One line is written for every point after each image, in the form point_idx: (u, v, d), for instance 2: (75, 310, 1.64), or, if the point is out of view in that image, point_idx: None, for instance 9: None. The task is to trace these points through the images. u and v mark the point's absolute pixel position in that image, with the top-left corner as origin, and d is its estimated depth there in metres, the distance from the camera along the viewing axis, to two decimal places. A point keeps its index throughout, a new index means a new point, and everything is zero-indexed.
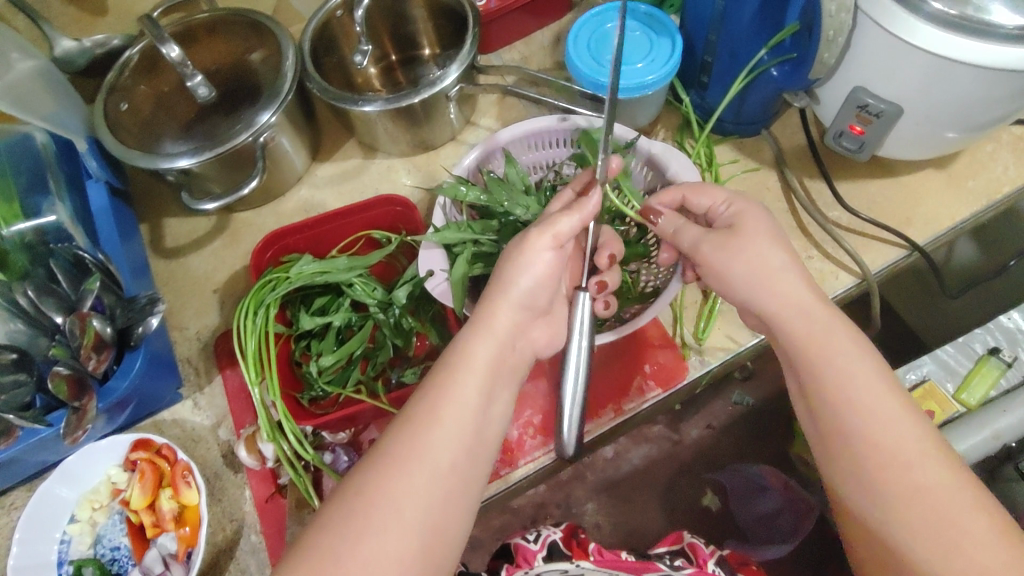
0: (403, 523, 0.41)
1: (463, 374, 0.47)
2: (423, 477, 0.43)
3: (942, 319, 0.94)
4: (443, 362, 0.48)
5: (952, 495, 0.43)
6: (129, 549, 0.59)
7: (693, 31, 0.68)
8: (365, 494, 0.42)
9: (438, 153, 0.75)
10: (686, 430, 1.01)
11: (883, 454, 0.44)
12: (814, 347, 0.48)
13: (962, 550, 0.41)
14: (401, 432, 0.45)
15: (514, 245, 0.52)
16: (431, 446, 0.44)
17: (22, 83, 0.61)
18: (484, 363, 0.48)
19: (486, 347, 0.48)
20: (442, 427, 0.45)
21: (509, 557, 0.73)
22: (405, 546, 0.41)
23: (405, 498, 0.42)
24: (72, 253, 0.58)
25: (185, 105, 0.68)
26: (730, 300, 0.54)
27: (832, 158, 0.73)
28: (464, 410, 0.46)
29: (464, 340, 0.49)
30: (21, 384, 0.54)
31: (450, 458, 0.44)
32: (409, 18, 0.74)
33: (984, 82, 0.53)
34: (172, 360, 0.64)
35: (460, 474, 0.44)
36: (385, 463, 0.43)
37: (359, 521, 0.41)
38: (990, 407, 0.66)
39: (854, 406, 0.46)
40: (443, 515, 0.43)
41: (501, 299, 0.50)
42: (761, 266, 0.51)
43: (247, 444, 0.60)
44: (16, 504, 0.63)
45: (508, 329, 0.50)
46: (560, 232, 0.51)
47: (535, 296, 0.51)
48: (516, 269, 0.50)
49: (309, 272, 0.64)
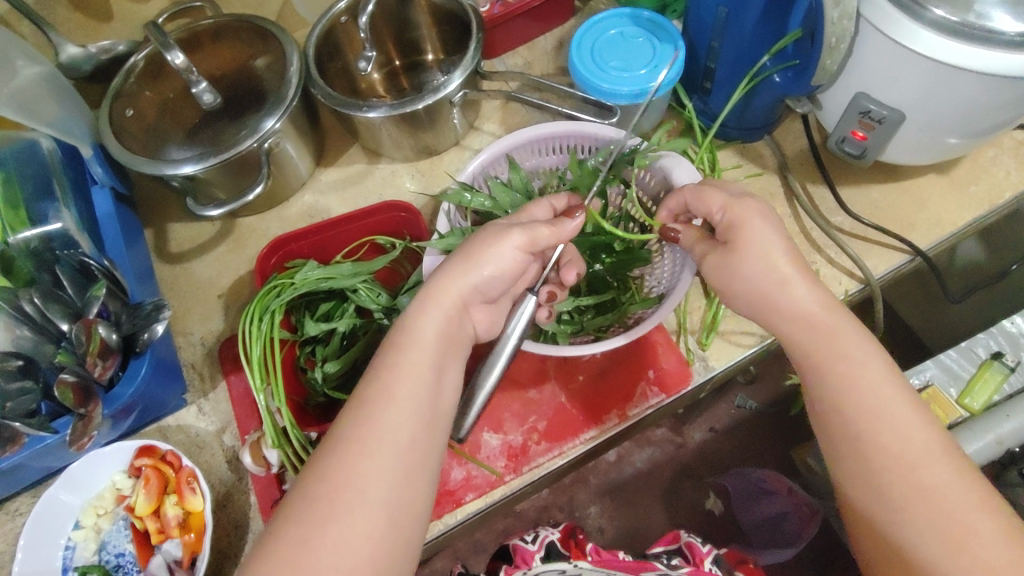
0: (366, 505, 0.42)
1: (412, 352, 0.47)
2: (384, 454, 0.43)
3: (943, 324, 0.95)
4: (392, 339, 0.48)
5: (960, 496, 0.43)
6: (133, 555, 0.59)
7: (695, 37, 0.69)
8: (328, 480, 0.42)
9: (441, 159, 0.75)
10: (689, 433, 1.01)
11: (887, 454, 0.45)
12: (820, 352, 0.48)
13: (965, 549, 0.41)
14: (357, 414, 0.45)
15: (486, 234, 0.51)
16: (387, 429, 0.44)
17: (26, 90, 0.60)
18: (434, 338, 0.48)
19: (434, 321, 0.48)
20: (398, 404, 0.45)
21: (508, 559, 0.73)
22: (373, 526, 0.41)
23: (368, 476, 0.42)
24: (78, 260, 0.59)
25: (192, 110, 0.70)
26: (737, 309, 0.54)
27: (835, 163, 0.73)
28: (418, 385, 0.46)
29: (411, 316, 0.49)
30: (27, 391, 0.53)
31: (408, 435, 0.44)
32: (413, 24, 0.74)
33: (988, 89, 0.54)
34: (176, 367, 0.64)
35: (419, 448, 0.44)
36: (344, 445, 0.43)
37: (325, 503, 0.41)
38: (992, 412, 0.67)
39: (857, 406, 0.46)
40: (407, 490, 0.43)
41: (455, 278, 0.49)
42: (776, 277, 0.49)
43: (253, 450, 0.60)
44: (21, 510, 0.63)
45: (457, 302, 0.49)
46: (537, 241, 0.50)
47: (493, 281, 0.50)
48: (480, 254, 0.49)
49: (314, 278, 0.64)
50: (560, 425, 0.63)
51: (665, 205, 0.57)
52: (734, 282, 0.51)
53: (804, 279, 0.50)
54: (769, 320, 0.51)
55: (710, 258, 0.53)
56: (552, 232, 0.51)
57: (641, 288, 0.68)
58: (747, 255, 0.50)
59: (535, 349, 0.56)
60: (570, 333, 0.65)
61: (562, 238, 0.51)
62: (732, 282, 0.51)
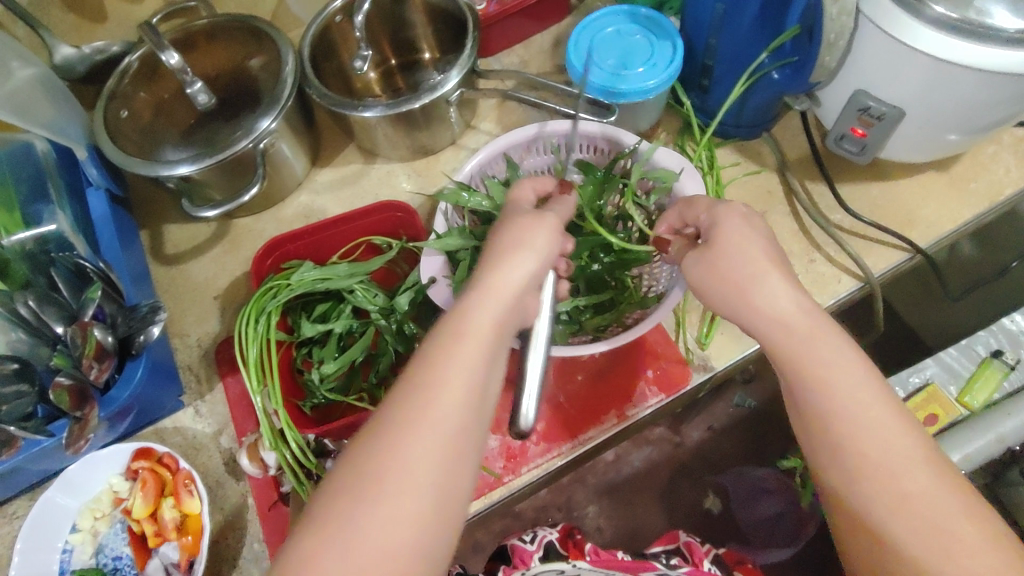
0: (411, 498, 0.39)
1: (468, 340, 0.43)
2: (432, 447, 0.40)
3: (943, 322, 0.94)
4: (446, 324, 0.45)
5: (944, 504, 0.42)
6: (131, 558, 0.59)
7: (692, 34, 0.68)
8: (373, 468, 0.39)
9: (437, 158, 0.75)
10: (686, 432, 1.00)
11: (873, 463, 0.44)
12: (801, 358, 0.47)
13: (952, 559, 0.41)
14: (407, 399, 0.41)
15: (529, 218, 0.49)
16: (437, 420, 0.41)
17: (21, 92, 0.60)
18: (493, 322, 0.44)
19: (493, 309, 0.45)
20: (450, 395, 0.41)
21: (506, 560, 0.72)
22: (416, 520, 0.38)
23: (414, 469, 0.39)
24: (73, 262, 0.58)
25: (187, 111, 0.69)
26: (711, 305, 0.53)
27: (834, 161, 0.73)
28: (473, 372, 0.42)
29: (469, 298, 0.45)
30: (24, 394, 0.54)
31: (457, 427, 0.41)
32: (409, 23, 0.74)
33: (989, 84, 0.53)
34: (173, 368, 0.64)
35: (469, 439, 0.41)
36: (392, 433, 0.40)
37: (369, 491, 0.39)
38: (992, 412, 0.66)
39: (840, 413, 0.45)
40: (453, 484, 0.40)
41: (510, 263, 0.46)
42: (749, 271, 0.49)
43: (248, 452, 0.60)
44: (17, 513, 0.63)
45: (518, 286, 0.46)
46: (562, 219, 0.52)
47: (547, 267, 0.48)
48: (529, 237, 0.48)
49: (310, 279, 0.64)
50: (558, 425, 0.63)
51: (664, 217, 0.58)
52: (714, 278, 0.50)
53: (782, 277, 0.49)
54: (745, 319, 0.50)
55: (691, 254, 0.53)
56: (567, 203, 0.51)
57: (639, 288, 0.68)
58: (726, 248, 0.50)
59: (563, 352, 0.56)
60: (569, 333, 0.65)
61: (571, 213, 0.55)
62: (710, 281, 0.51)
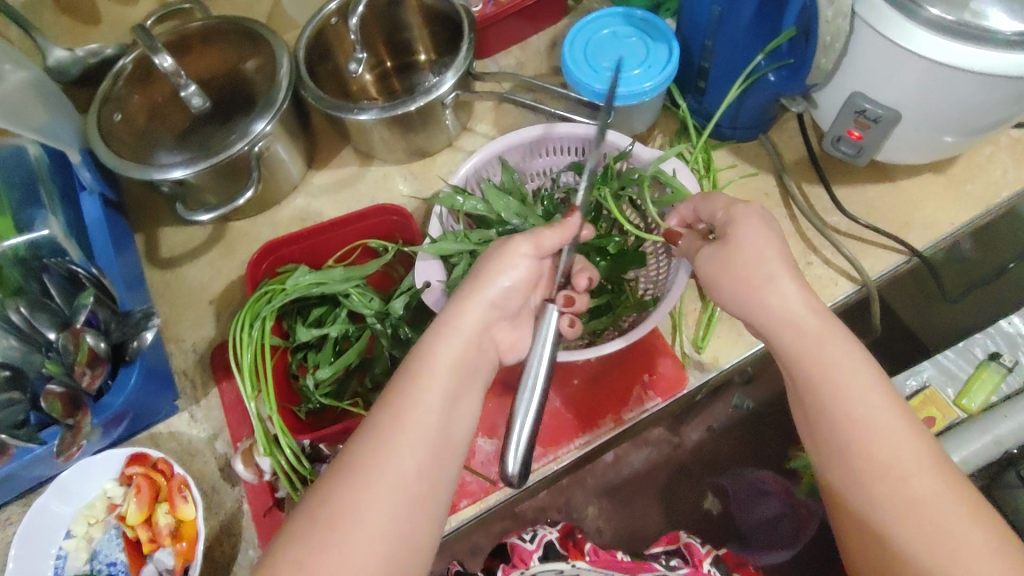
0: (369, 534, 0.40)
1: (428, 376, 0.45)
2: (389, 483, 0.42)
3: (941, 323, 0.94)
4: (408, 362, 0.47)
5: (948, 506, 0.42)
6: (125, 564, 0.59)
7: (689, 35, 0.68)
8: (332, 507, 0.41)
9: (434, 161, 0.75)
10: (686, 432, 0.99)
11: (879, 464, 0.44)
12: (809, 359, 0.47)
13: (957, 561, 0.41)
14: (365, 438, 0.43)
15: (493, 250, 0.51)
16: (396, 457, 0.42)
17: (13, 95, 0.60)
18: (449, 365, 0.46)
19: (452, 347, 0.47)
20: (407, 431, 0.43)
21: (504, 556, 0.73)
22: (374, 556, 0.40)
23: (372, 506, 0.41)
24: (65, 267, 0.57)
25: (180, 114, 0.69)
26: (726, 306, 0.53)
27: (831, 163, 0.72)
28: (428, 412, 0.44)
29: (429, 340, 0.47)
30: (15, 401, 0.53)
31: (415, 464, 0.43)
32: (404, 25, 0.73)
33: (985, 87, 0.53)
34: (168, 373, 0.64)
35: (427, 477, 0.43)
36: (349, 471, 0.42)
37: (328, 530, 0.40)
38: (990, 414, 0.67)
39: (849, 415, 0.45)
40: (412, 520, 0.42)
41: (470, 300, 0.48)
42: (761, 271, 0.49)
43: (244, 457, 0.60)
44: (11, 519, 0.62)
45: (475, 327, 0.48)
46: (543, 244, 0.51)
47: (508, 298, 0.50)
48: (494, 269, 0.50)
49: (305, 283, 0.63)
50: (554, 430, 0.62)
51: (675, 209, 0.58)
52: (725, 276, 0.51)
53: (794, 281, 0.49)
54: (755, 320, 0.50)
55: (707, 250, 0.53)
56: (563, 231, 0.52)
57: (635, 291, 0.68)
58: (744, 244, 0.50)
59: (570, 356, 0.56)
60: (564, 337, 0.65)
61: (567, 237, 0.53)
62: (722, 276, 0.51)
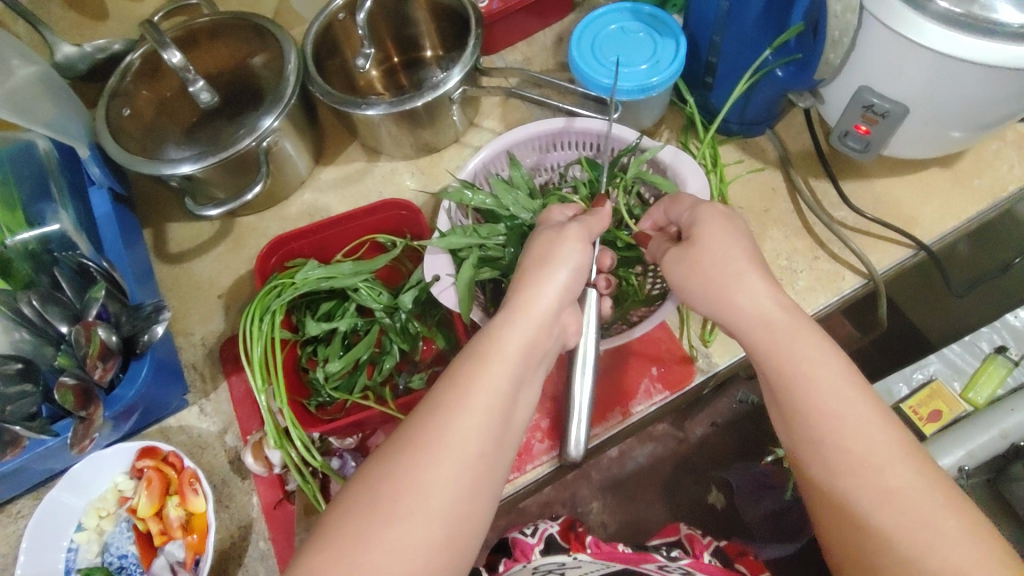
0: (428, 513, 0.40)
1: (495, 360, 0.45)
2: (452, 463, 0.41)
3: (946, 319, 0.94)
4: (475, 345, 0.47)
5: (926, 497, 0.41)
6: (136, 556, 0.59)
7: (696, 31, 0.68)
8: (391, 482, 0.40)
9: (441, 156, 0.75)
10: (690, 428, 1.01)
11: (853, 457, 0.43)
12: (778, 355, 0.46)
13: (934, 551, 0.39)
14: (428, 417, 0.43)
15: (544, 238, 0.52)
16: (460, 435, 0.42)
17: (23, 90, 0.60)
18: (517, 350, 0.46)
19: (520, 335, 0.47)
20: (472, 411, 0.43)
21: (508, 551, 0.73)
22: (432, 537, 0.39)
23: (431, 485, 0.40)
24: (76, 261, 0.58)
25: (188, 109, 0.69)
26: (694, 307, 0.52)
27: (837, 157, 0.73)
28: (494, 397, 0.44)
29: (498, 326, 0.47)
30: (27, 394, 0.54)
31: (479, 446, 0.42)
32: (411, 20, 0.73)
33: (994, 80, 0.53)
34: (177, 367, 0.64)
35: (487, 462, 0.42)
36: (412, 449, 0.41)
37: (388, 505, 0.40)
38: (996, 406, 0.67)
39: (818, 409, 0.44)
40: (469, 504, 0.41)
41: (540, 287, 0.49)
42: (730, 269, 0.49)
43: (254, 451, 0.61)
44: (23, 512, 0.63)
45: (545, 314, 0.49)
46: (593, 231, 0.53)
47: (573, 285, 0.50)
48: (555, 257, 0.51)
49: (315, 277, 0.64)
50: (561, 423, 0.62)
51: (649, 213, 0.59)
52: (693, 277, 0.51)
53: (761, 278, 0.49)
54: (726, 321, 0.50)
55: (672, 251, 0.53)
56: (600, 219, 0.54)
57: (643, 286, 0.68)
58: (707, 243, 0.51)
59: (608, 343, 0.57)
60: None
61: (604, 225, 0.54)
62: (690, 279, 0.51)
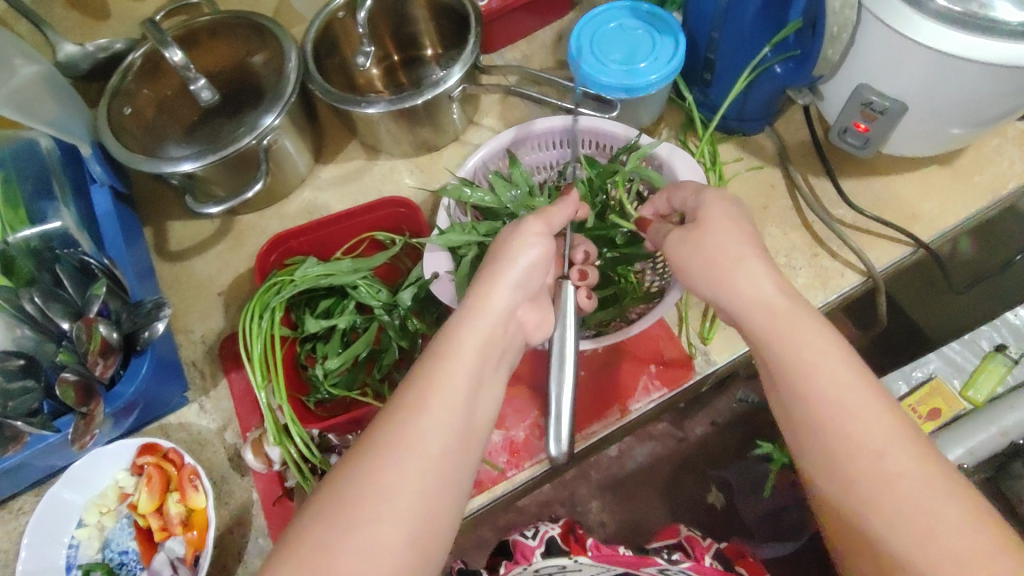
0: (391, 514, 0.40)
1: (451, 359, 0.45)
2: (414, 462, 0.41)
3: (948, 316, 0.94)
4: (433, 347, 0.47)
5: (925, 481, 0.41)
6: (136, 552, 0.60)
7: (695, 27, 0.68)
8: (354, 486, 0.40)
9: (440, 154, 0.75)
10: (690, 427, 1.00)
11: (852, 443, 0.43)
12: (777, 339, 0.46)
13: (936, 538, 0.40)
14: (389, 421, 0.43)
15: (505, 235, 0.53)
16: (420, 437, 0.42)
17: (25, 89, 0.60)
18: (473, 347, 0.46)
19: (478, 331, 0.47)
20: (431, 414, 0.43)
21: (507, 554, 0.73)
22: (397, 537, 0.39)
23: (394, 487, 0.40)
24: (78, 259, 0.59)
25: (190, 107, 0.69)
26: (697, 292, 0.52)
27: (836, 155, 0.72)
28: (453, 397, 0.44)
29: (455, 326, 0.48)
30: (29, 390, 0.54)
31: (440, 446, 0.42)
32: (411, 18, 0.74)
33: (994, 77, 0.53)
34: (177, 364, 0.64)
35: (450, 462, 0.42)
36: (374, 454, 0.41)
37: (349, 510, 0.40)
38: (997, 404, 0.67)
39: (816, 397, 0.44)
40: (435, 503, 0.41)
41: (494, 283, 0.49)
42: (731, 253, 0.49)
43: (253, 447, 0.61)
44: (24, 508, 0.63)
45: (500, 312, 0.49)
46: (552, 222, 0.53)
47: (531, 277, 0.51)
48: (514, 250, 0.51)
49: (313, 275, 0.64)
50: None
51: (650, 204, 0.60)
52: (695, 257, 0.51)
53: (764, 263, 0.49)
54: (725, 306, 0.50)
55: (676, 234, 0.53)
56: (562, 212, 0.54)
57: (642, 283, 0.68)
58: (711, 226, 0.50)
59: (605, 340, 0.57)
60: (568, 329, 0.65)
61: (567, 214, 0.55)
62: (691, 261, 0.51)
